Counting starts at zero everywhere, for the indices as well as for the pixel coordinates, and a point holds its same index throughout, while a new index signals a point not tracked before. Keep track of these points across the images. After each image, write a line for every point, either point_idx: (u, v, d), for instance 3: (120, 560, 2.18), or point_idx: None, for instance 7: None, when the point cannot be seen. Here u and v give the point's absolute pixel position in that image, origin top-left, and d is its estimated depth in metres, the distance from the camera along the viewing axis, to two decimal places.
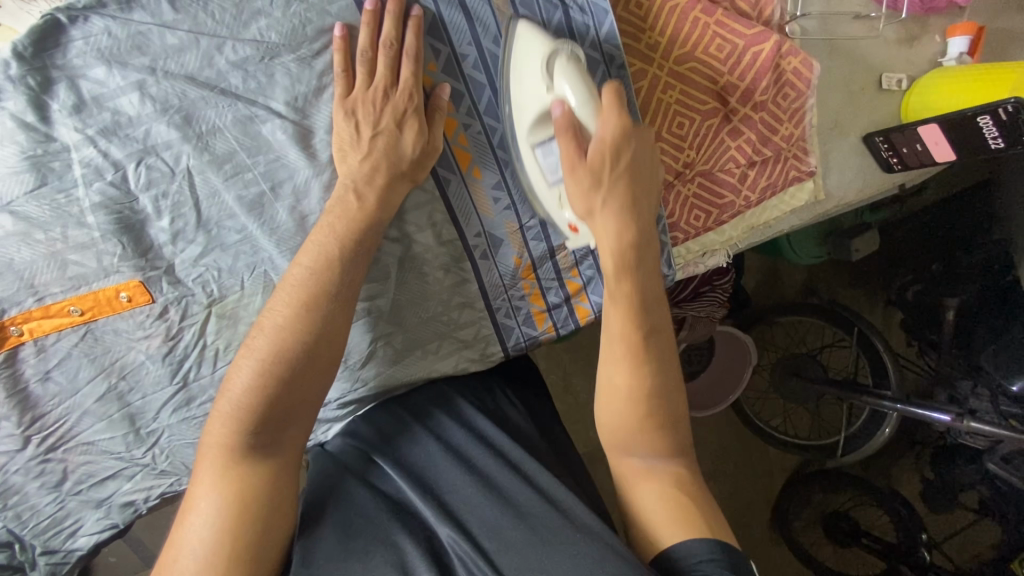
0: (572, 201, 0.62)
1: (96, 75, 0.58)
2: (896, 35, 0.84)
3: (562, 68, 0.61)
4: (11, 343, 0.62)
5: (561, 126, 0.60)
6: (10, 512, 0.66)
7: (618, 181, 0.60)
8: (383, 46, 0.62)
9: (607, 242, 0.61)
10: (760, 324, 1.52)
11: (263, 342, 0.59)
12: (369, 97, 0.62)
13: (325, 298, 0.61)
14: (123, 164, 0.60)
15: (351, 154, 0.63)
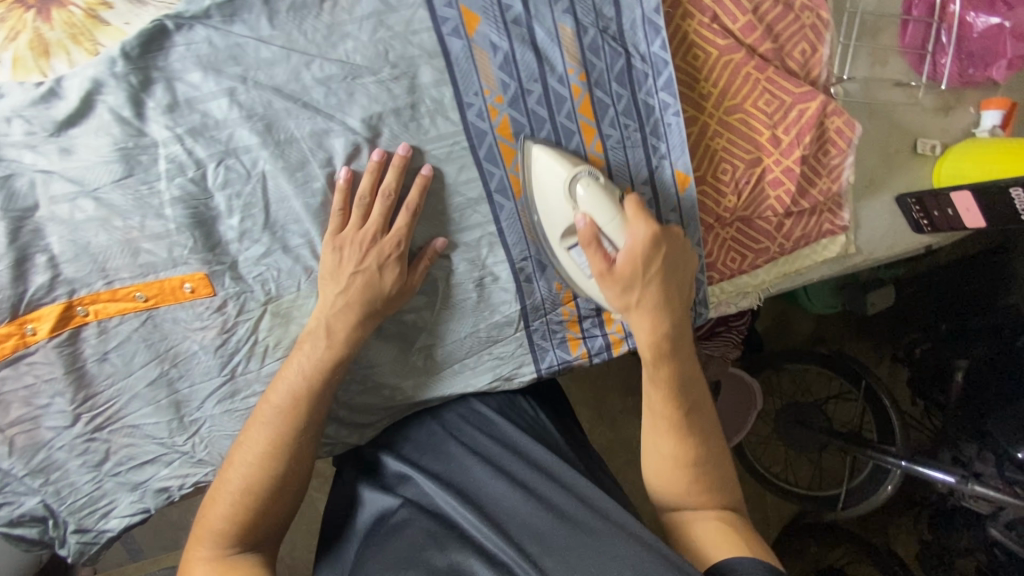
0: (608, 298, 0.69)
1: (192, 79, 0.61)
2: (933, 103, 0.87)
3: (584, 191, 0.68)
4: (75, 323, 0.64)
5: (591, 242, 0.67)
6: (50, 487, 0.68)
7: (653, 279, 0.67)
8: (380, 195, 0.67)
9: (645, 334, 0.68)
10: (767, 370, 1.54)
11: (236, 471, 0.65)
12: (358, 237, 0.67)
13: (299, 414, 0.66)
14: (205, 163, 0.64)
15: (332, 285, 0.67)
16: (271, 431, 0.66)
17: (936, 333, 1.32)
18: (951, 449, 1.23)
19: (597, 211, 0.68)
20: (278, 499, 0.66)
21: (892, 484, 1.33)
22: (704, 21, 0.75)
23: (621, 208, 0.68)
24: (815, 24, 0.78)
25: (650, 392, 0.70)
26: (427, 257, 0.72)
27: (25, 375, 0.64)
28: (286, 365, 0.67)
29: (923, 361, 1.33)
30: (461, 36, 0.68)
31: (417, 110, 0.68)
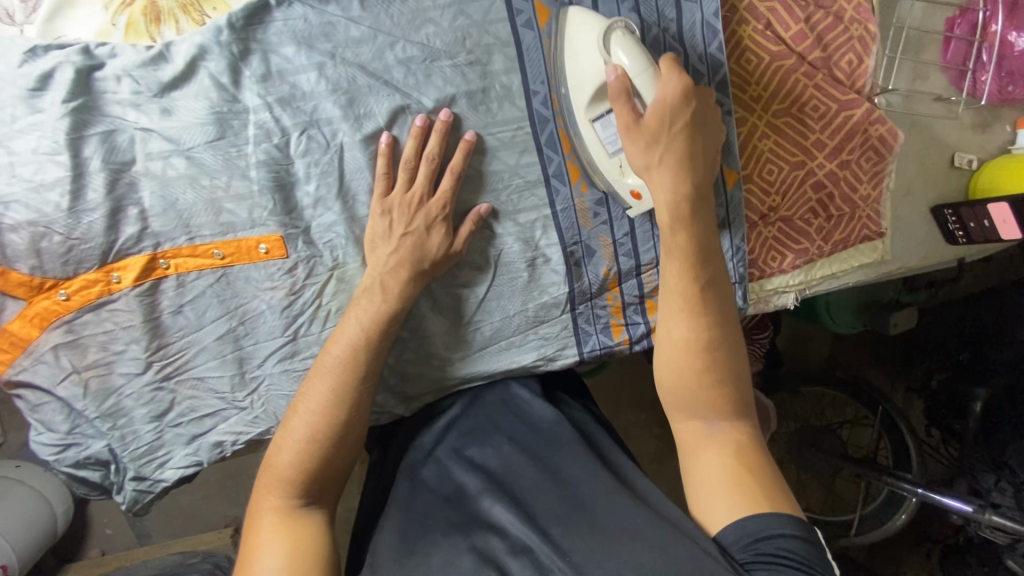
0: (631, 157, 0.69)
1: (286, 52, 0.66)
2: (970, 120, 0.91)
3: (617, 49, 0.66)
4: (157, 274, 0.67)
5: (619, 99, 0.67)
6: (116, 432, 0.70)
7: (676, 133, 0.67)
8: (425, 160, 0.70)
9: (664, 197, 0.69)
10: (783, 392, 1.54)
11: (301, 419, 0.66)
12: (405, 201, 0.70)
13: (361, 366, 0.68)
14: (290, 131, 0.68)
15: (382, 247, 0.70)
16: (334, 380, 0.67)
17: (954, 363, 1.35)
18: (965, 478, 1.25)
19: (629, 65, 0.66)
20: (342, 453, 0.67)
21: (906, 513, 1.35)
22: (758, 27, 0.79)
23: (650, 69, 0.66)
24: (863, 36, 0.82)
25: (668, 275, 0.71)
26: (471, 220, 0.74)
27: (105, 321, 0.67)
28: (347, 317, 0.69)
29: (940, 391, 1.37)
30: (533, 28, 0.72)
31: (486, 95, 0.73)
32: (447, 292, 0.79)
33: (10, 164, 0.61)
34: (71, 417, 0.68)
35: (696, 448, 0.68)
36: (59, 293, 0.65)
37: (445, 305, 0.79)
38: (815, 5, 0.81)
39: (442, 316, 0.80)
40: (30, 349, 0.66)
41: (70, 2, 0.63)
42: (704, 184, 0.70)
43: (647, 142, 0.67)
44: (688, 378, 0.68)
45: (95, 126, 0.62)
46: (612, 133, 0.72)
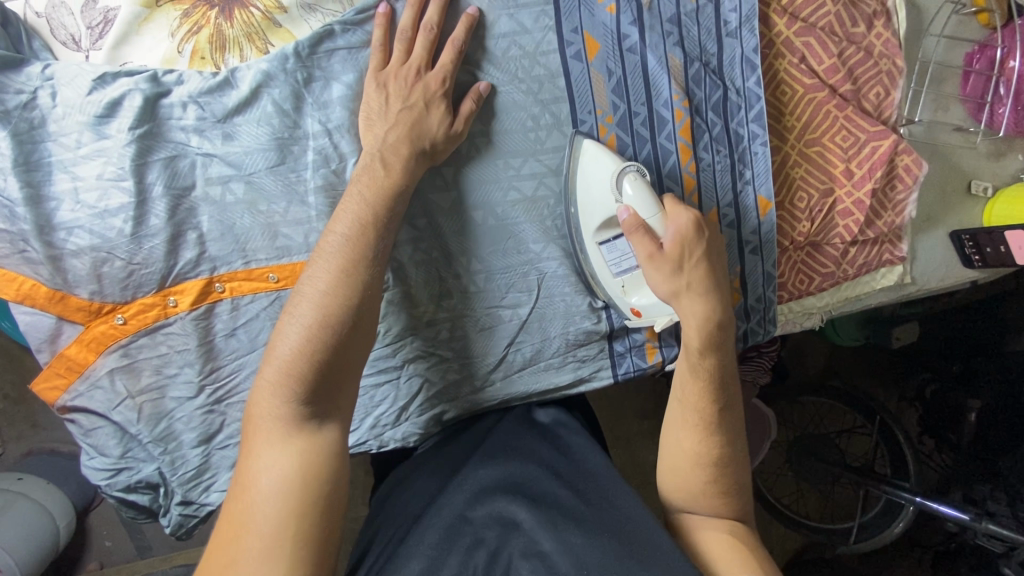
0: (655, 287, 0.71)
1: (346, 80, 0.67)
2: (986, 149, 0.95)
3: (629, 189, 0.72)
4: (212, 298, 0.67)
5: (635, 232, 0.70)
6: (167, 457, 0.69)
7: (698, 265, 0.71)
8: (424, 29, 0.67)
9: (694, 335, 0.71)
10: (783, 401, 1.56)
11: (305, 306, 0.61)
12: (403, 73, 0.66)
13: (367, 250, 0.63)
14: (347, 157, 0.69)
15: (378, 123, 0.66)
16: (341, 264, 0.62)
17: (944, 373, 1.40)
18: (961, 487, 1.29)
19: (640, 204, 0.71)
20: (350, 345, 0.62)
21: (903, 521, 1.38)
22: (793, 61, 0.83)
23: (661, 207, 0.72)
24: (890, 70, 0.85)
25: (679, 463, 0.73)
26: (473, 97, 0.71)
27: (160, 344, 0.67)
28: (351, 201, 0.64)
29: (933, 402, 1.39)
30: (582, 59, 0.76)
31: (536, 122, 0.76)
32: (491, 312, 0.80)
33: (76, 189, 0.61)
34: (124, 441, 0.68)
35: (698, 530, 0.71)
36: (116, 318, 0.65)
37: (489, 326, 0.80)
38: (847, 41, 0.84)
39: (484, 338, 0.81)
40: (85, 374, 0.66)
41: (137, 28, 0.64)
42: (728, 307, 0.73)
43: (672, 274, 0.70)
44: (691, 468, 0.72)
45: (159, 151, 0.63)
46: (619, 255, 0.77)
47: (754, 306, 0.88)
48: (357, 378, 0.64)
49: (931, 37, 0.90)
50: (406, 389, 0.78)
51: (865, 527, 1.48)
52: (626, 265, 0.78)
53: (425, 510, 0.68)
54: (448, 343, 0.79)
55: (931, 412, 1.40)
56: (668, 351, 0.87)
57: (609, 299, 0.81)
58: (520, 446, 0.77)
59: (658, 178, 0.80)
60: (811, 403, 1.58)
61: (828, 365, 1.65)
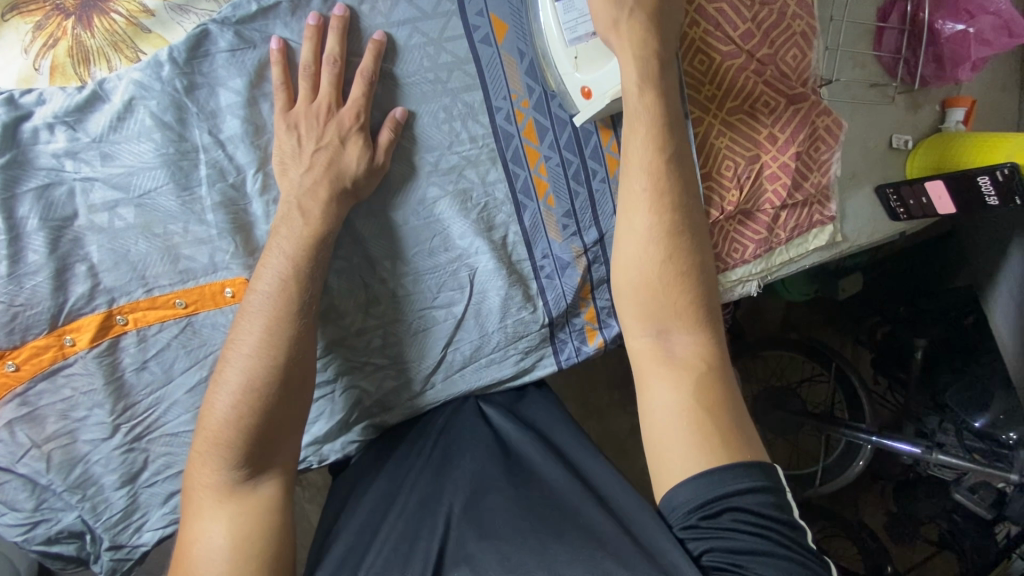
0: (599, 14, 0.68)
1: (233, 85, 0.63)
2: (905, 103, 0.96)
3: None
4: (114, 331, 0.63)
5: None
6: (87, 503, 0.66)
7: (646, 3, 0.67)
8: (326, 61, 0.63)
9: (633, 69, 0.67)
10: (744, 357, 1.58)
11: (232, 371, 0.60)
12: (312, 112, 0.63)
13: (292, 304, 0.61)
14: (245, 169, 0.65)
15: (294, 167, 0.64)
16: (264, 323, 0.60)
17: (890, 312, 1.42)
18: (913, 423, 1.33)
19: None
20: (284, 402, 0.61)
21: (862, 460, 1.42)
22: (709, 29, 0.82)
23: None
24: (806, 31, 0.86)
25: (628, 239, 0.66)
26: (371, 53, 0.66)
27: (62, 388, 0.63)
28: (269, 256, 0.62)
29: (881, 343, 1.43)
30: (491, 44, 0.73)
31: (448, 112, 0.73)
32: (424, 313, 0.78)
33: None
34: (37, 493, 0.64)
35: (647, 381, 0.63)
36: (7, 365, 0.60)
37: (424, 327, 0.78)
38: (761, 3, 0.83)
39: (421, 340, 0.79)
40: None
41: None
42: (669, 65, 0.69)
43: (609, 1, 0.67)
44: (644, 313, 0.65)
45: (30, 181, 0.58)
46: (573, 18, 0.70)
47: None
48: (297, 433, 0.63)
49: None
50: (341, 403, 0.76)
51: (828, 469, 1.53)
52: (581, 31, 0.70)
53: (382, 522, 0.68)
54: (382, 350, 0.77)
55: (881, 354, 1.43)
56: (609, 331, 0.86)
57: (562, 91, 0.74)
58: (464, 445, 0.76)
59: (582, 161, 0.79)
60: (770, 357, 1.61)
61: (784, 320, 1.69)
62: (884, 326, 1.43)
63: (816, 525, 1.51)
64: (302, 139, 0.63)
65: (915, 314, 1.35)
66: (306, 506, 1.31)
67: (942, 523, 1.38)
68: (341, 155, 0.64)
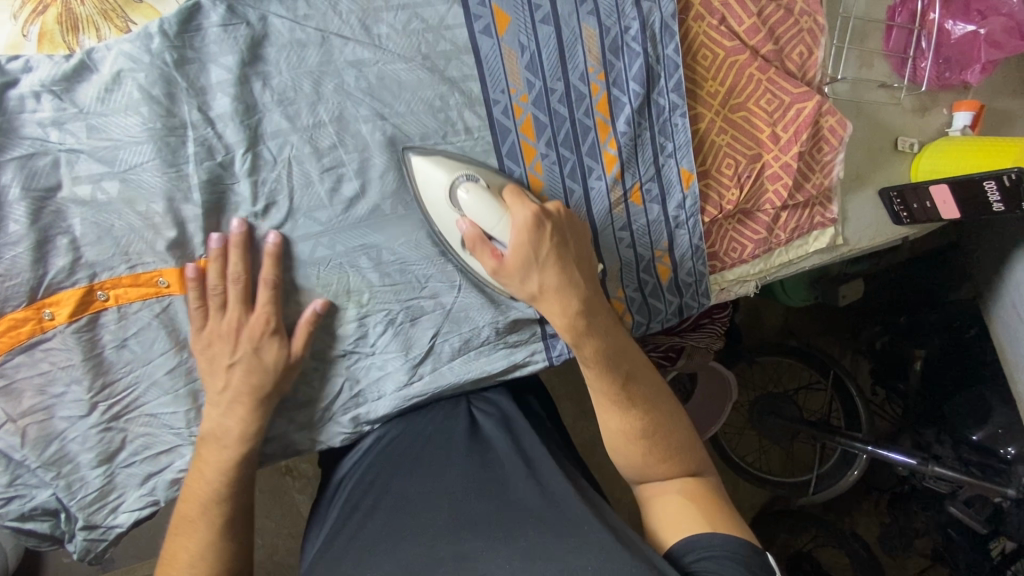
0: (515, 290, 0.69)
1: (224, 62, 0.62)
2: (912, 104, 0.94)
3: (466, 202, 0.67)
4: (94, 307, 0.62)
5: (477, 248, 0.68)
6: (62, 481, 0.65)
7: (547, 262, 0.67)
8: (230, 280, 0.64)
9: (561, 320, 0.68)
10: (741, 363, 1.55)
11: (185, 554, 0.64)
12: (223, 330, 0.65)
13: (242, 485, 0.67)
14: (233, 148, 0.64)
15: (223, 344, 0.65)
16: (215, 501, 0.65)
17: (892, 324, 1.43)
18: (910, 434, 1.31)
19: (476, 214, 0.67)
20: (230, 572, 0.64)
21: (857, 468, 1.41)
22: (713, 23, 0.80)
23: (494, 204, 0.67)
24: (812, 28, 0.84)
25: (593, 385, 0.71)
26: (270, 257, 0.66)
27: (40, 362, 0.62)
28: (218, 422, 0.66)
29: (885, 353, 1.43)
30: (492, 34, 0.71)
31: (445, 101, 0.71)
32: (412, 303, 0.76)
33: None
34: (10, 468, 0.63)
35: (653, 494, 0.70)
36: None
37: (412, 318, 0.77)
38: None
39: (407, 331, 0.77)
40: None
41: None
42: (592, 296, 0.69)
43: (516, 277, 0.67)
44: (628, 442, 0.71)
45: (14, 149, 0.57)
46: None
47: (686, 279, 0.86)
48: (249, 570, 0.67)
49: None
50: (327, 388, 0.76)
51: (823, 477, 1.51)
52: None
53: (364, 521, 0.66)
54: (368, 340, 0.76)
55: (885, 363, 1.43)
56: None
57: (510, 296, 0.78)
58: (441, 440, 0.74)
59: (578, 158, 0.78)
60: (768, 363, 1.59)
61: (783, 326, 1.66)
62: (884, 338, 1.44)
63: (809, 533, 1.49)
64: (216, 356, 0.65)
65: (916, 326, 1.34)
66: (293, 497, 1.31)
67: (937, 537, 1.37)
68: (258, 358, 0.65)
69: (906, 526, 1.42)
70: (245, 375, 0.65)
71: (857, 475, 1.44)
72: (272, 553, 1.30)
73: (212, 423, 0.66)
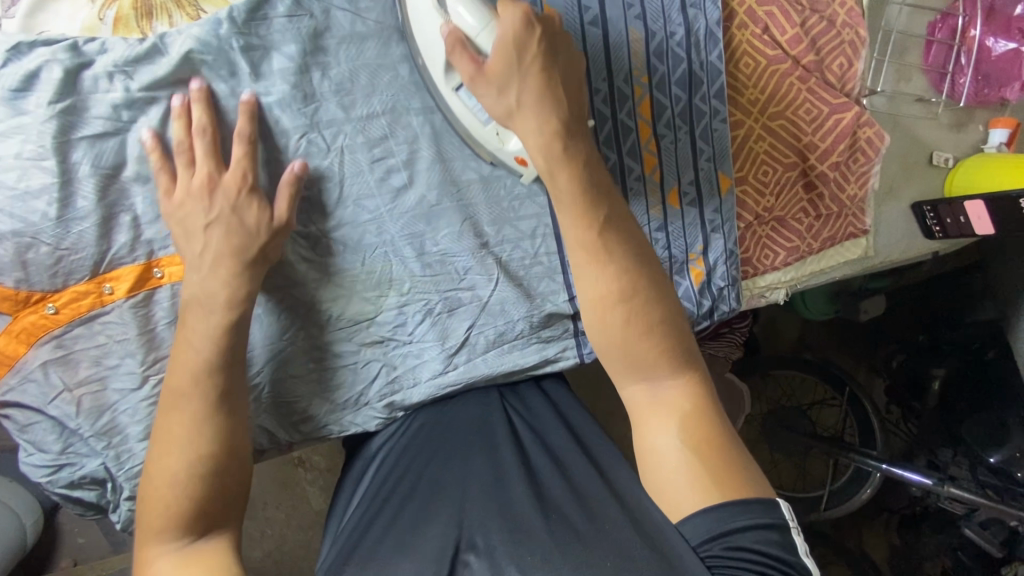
0: (490, 110, 0.63)
1: (287, 51, 0.64)
2: (949, 120, 0.94)
3: (457, 9, 0.62)
4: (151, 284, 0.64)
5: (456, 50, 0.60)
6: (111, 452, 0.66)
7: (530, 69, 0.60)
8: (195, 131, 0.60)
9: (535, 141, 0.61)
10: (756, 375, 1.55)
11: (184, 404, 0.59)
12: (195, 184, 0.60)
13: (237, 368, 0.63)
14: (289, 134, 0.66)
15: (196, 203, 0.61)
16: (212, 376, 0.61)
17: (913, 344, 1.41)
18: (925, 454, 1.33)
19: (462, 22, 0.61)
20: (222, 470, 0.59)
21: (870, 488, 1.40)
22: (756, 32, 0.82)
23: (482, 11, 0.61)
24: (854, 40, 0.85)
25: (586, 284, 0.62)
26: (243, 114, 0.62)
27: (98, 334, 0.64)
28: (208, 286, 0.61)
29: (898, 371, 1.41)
30: None
31: None
32: (450, 294, 0.78)
33: None
34: (64, 437, 0.65)
35: (645, 417, 0.61)
36: (47, 307, 0.62)
37: (449, 309, 0.79)
38: (810, 10, 0.83)
39: (443, 321, 0.79)
40: (15, 367, 0.63)
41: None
42: (574, 121, 0.63)
43: (491, 89, 0.61)
44: (631, 352, 0.62)
45: (84, 127, 0.59)
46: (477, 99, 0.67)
47: (718, 284, 0.87)
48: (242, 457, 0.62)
49: (894, 4, 0.89)
50: (363, 374, 0.78)
51: (835, 495, 1.50)
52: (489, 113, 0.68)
53: (390, 506, 0.66)
54: (406, 329, 0.78)
55: (897, 383, 1.41)
56: None
57: (491, 156, 0.73)
58: (467, 429, 0.75)
59: (619, 159, 0.79)
60: (784, 377, 1.58)
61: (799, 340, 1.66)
62: (900, 356, 1.43)
63: (817, 551, 1.48)
64: (189, 218, 0.61)
65: (936, 347, 1.33)
66: (307, 488, 1.32)
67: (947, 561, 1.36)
68: (238, 218, 0.61)
69: (914, 549, 1.42)
70: (225, 236, 0.61)
71: (869, 495, 1.44)
72: (282, 542, 1.31)
73: (194, 288, 0.61)
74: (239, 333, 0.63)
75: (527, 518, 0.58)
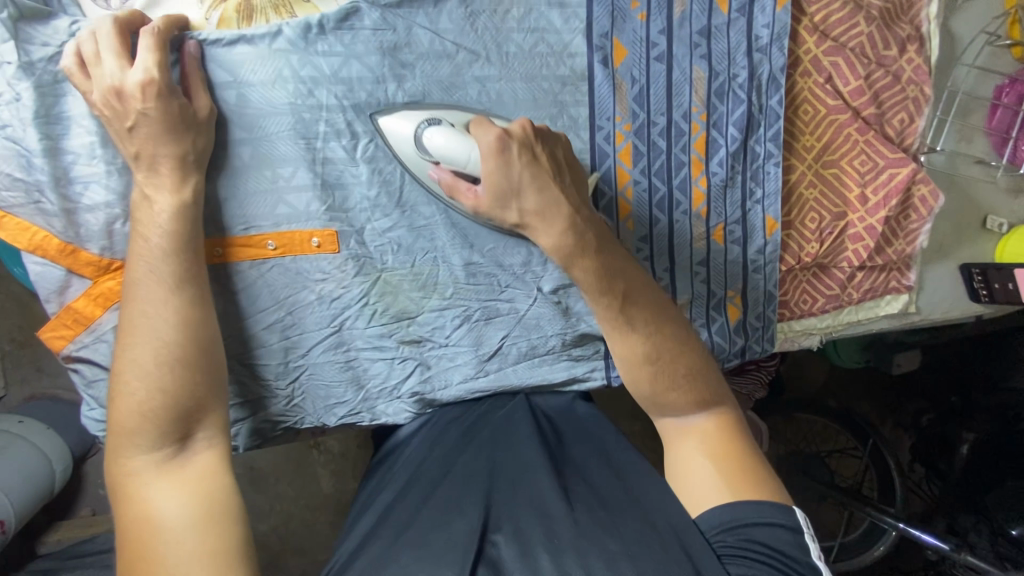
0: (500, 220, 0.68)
1: (366, 61, 0.70)
2: (1006, 184, 0.93)
3: (434, 147, 0.68)
4: (212, 259, 0.70)
5: (456, 190, 0.67)
6: None
7: (526, 186, 0.65)
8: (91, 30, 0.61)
9: (548, 241, 0.66)
10: (776, 416, 1.53)
11: (141, 319, 0.61)
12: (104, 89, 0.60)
13: (193, 278, 0.63)
14: (360, 137, 0.72)
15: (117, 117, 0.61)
16: (164, 291, 0.61)
17: (946, 406, 1.37)
18: (946, 518, 1.29)
19: (444, 158, 0.68)
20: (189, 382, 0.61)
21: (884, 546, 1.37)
22: (819, 81, 0.83)
23: (458, 146, 0.66)
24: (918, 97, 0.85)
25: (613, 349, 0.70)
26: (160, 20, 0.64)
27: None
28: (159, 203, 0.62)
29: (928, 430, 1.37)
30: (608, 65, 0.76)
31: (554, 122, 0.76)
32: (489, 304, 0.81)
33: (90, 145, 0.65)
34: None
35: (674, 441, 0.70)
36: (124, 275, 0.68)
37: (487, 318, 0.81)
38: (877, 64, 0.84)
39: (479, 329, 0.82)
40: (92, 326, 0.68)
41: None
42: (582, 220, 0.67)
43: (496, 209, 0.66)
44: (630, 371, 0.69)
45: None
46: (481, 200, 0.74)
47: (753, 323, 0.88)
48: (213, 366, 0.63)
49: (961, 66, 0.89)
50: (399, 372, 0.81)
51: (846, 547, 1.47)
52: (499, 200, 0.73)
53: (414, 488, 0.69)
54: (444, 334, 0.81)
55: (925, 441, 1.38)
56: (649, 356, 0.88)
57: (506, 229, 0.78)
58: (494, 426, 0.77)
59: (669, 191, 0.81)
60: (805, 421, 1.56)
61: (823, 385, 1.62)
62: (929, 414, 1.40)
63: None
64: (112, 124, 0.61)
65: (969, 408, 1.29)
66: (319, 470, 1.36)
67: None
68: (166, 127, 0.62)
69: None
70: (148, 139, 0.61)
71: (883, 552, 1.40)
72: (287, 520, 1.35)
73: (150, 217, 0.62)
74: (198, 259, 0.64)
75: (545, 518, 0.59)
